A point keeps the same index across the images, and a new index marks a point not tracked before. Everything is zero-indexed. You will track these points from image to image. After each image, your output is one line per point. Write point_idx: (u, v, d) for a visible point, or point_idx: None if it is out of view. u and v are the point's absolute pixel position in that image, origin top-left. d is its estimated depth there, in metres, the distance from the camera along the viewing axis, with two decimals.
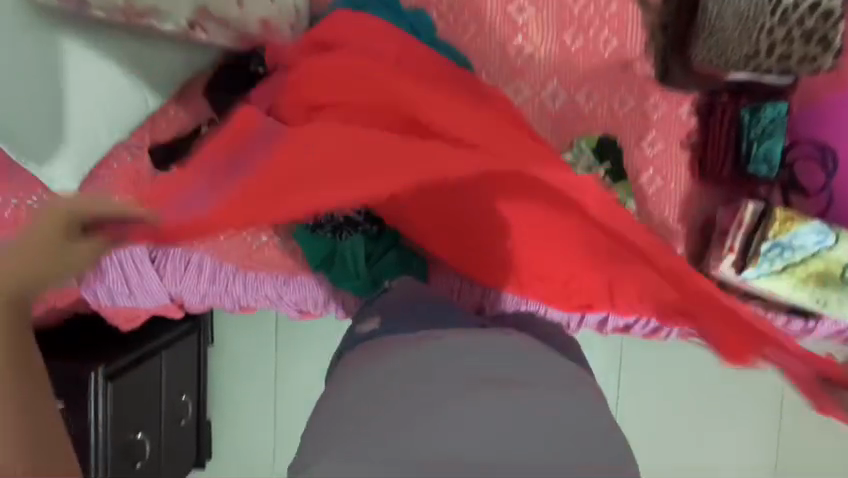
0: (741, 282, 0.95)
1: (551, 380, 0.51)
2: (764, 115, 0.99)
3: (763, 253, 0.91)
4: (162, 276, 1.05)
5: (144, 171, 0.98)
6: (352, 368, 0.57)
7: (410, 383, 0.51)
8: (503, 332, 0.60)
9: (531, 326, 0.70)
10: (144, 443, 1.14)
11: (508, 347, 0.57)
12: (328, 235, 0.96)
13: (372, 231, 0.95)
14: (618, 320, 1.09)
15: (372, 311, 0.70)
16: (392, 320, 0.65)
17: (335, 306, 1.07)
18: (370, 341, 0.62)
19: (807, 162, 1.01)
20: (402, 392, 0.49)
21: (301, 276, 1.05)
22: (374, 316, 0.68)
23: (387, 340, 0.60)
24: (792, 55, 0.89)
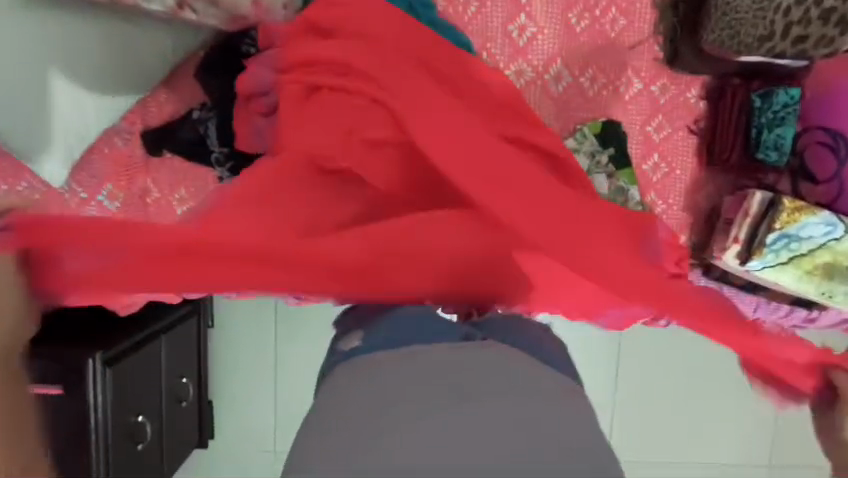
0: (743, 272, 0.94)
1: (532, 398, 0.51)
2: (775, 100, 0.95)
3: (768, 244, 0.89)
4: None
5: (135, 156, 0.98)
6: (333, 396, 0.55)
7: (393, 405, 0.50)
8: (490, 347, 0.59)
9: (529, 326, 0.68)
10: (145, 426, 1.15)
11: (492, 361, 0.56)
12: None
13: None
14: None
15: (357, 325, 0.68)
16: (376, 334, 0.63)
17: None
18: (354, 362, 0.60)
19: (819, 148, 0.95)
20: (386, 419, 0.49)
21: None
22: (357, 331, 0.66)
23: (370, 361, 0.59)
24: (808, 37, 0.81)
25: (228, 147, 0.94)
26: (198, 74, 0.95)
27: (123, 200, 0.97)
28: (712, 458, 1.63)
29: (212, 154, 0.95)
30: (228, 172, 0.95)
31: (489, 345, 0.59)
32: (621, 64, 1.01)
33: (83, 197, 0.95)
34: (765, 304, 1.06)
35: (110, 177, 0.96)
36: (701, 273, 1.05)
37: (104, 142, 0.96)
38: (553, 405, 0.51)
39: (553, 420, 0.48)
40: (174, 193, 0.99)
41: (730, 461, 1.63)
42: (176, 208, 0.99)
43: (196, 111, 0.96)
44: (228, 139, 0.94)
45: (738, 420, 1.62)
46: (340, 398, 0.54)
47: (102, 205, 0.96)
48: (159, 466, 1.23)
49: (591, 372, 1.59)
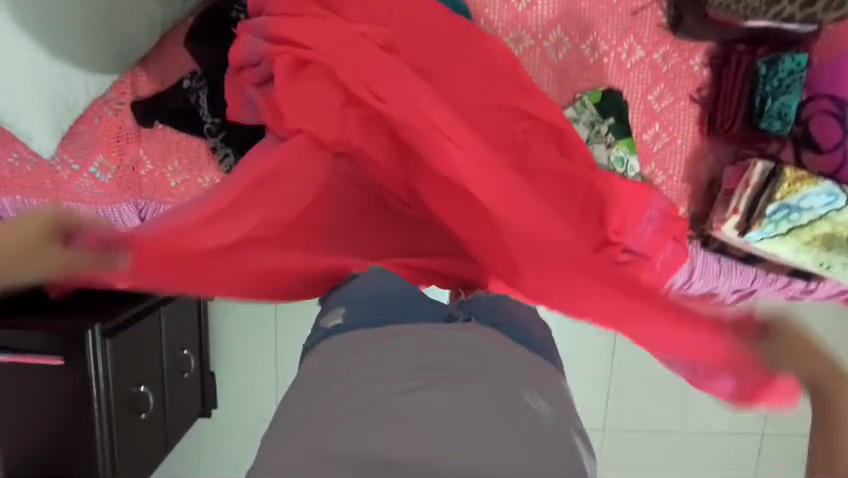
0: (743, 242, 0.93)
1: (506, 382, 0.51)
2: (781, 67, 0.92)
3: (768, 215, 0.88)
4: None
5: (126, 126, 0.95)
6: (311, 375, 0.55)
7: (370, 388, 0.50)
8: (471, 324, 0.60)
9: (515, 303, 0.69)
10: (147, 396, 1.17)
11: (469, 346, 0.55)
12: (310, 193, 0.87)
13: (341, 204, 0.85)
14: None
15: (338, 300, 0.67)
16: (357, 314, 0.62)
17: None
18: (335, 337, 0.59)
19: (823, 117, 0.93)
20: (368, 394, 0.49)
21: None
22: (339, 308, 0.65)
23: (348, 340, 0.58)
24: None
25: (220, 117, 0.92)
26: (186, 41, 0.92)
27: (116, 171, 0.96)
28: (707, 428, 1.67)
29: (204, 125, 0.93)
30: (221, 143, 0.94)
31: (470, 324, 0.60)
32: (624, 29, 0.98)
33: (75, 169, 0.95)
34: (763, 276, 1.07)
35: (102, 149, 0.95)
36: (701, 246, 1.05)
37: (94, 113, 0.94)
38: (525, 391, 0.51)
39: (531, 401, 0.50)
40: (167, 165, 0.98)
41: (724, 430, 1.67)
42: (170, 180, 0.98)
43: (186, 81, 0.93)
44: (220, 109, 0.92)
45: None
46: (322, 375, 0.53)
47: (94, 177, 0.96)
48: (163, 436, 1.25)
49: (589, 345, 1.61)
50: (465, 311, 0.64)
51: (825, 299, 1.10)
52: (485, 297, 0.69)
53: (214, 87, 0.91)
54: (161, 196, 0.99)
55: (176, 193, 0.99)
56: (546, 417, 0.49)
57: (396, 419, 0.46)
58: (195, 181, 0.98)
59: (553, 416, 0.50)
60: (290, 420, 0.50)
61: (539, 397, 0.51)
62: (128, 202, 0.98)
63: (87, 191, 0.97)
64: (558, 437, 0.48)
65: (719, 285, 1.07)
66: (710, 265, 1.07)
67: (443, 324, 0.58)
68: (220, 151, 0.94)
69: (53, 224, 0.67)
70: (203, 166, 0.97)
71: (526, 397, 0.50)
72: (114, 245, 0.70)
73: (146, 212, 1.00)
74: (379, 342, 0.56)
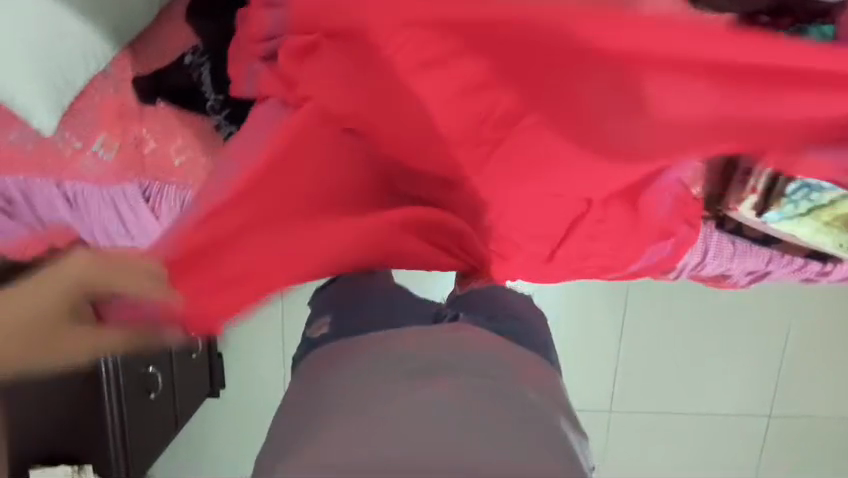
0: (759, 223, 0.92)
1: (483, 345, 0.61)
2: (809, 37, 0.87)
3: (786, 195, 0.85)
4: (158, 217, 0.98)
5: (128, 104, 0.93)
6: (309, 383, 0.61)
7: (367, 400, 0.56)
8: (460, 325, 0.63)
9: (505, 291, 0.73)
10: (156, 376, 1.17)
11: (456, 340, 0.61)
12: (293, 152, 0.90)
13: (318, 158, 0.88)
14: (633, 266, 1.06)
15: (326, 304, 0.71)
16: (348, 317, 0.68)
17: None
18: (331, 347, 0.64)
19: None
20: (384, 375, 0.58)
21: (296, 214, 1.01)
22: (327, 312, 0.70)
23: (341, 348, 0.63)
24: None
25: (224, 94, 0.90)
26: (188, 16, 0.90)
27: (119, 150, 0.95)
28: (715, 409, 1.67)
29: (207, 102, 0.91)
30: (225, 120, 0.91)
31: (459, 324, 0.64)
32: None
33: (78, 147, 0.93)
34: (779, 258, 1.06)
35: (104, 126, 0.93)
36: (715, 226, 1.04)
37: (95, 90, 0.92)
38: (506, 371, 0.59)
39: (511, 386, 0.57)
40: (170, 143, 0.95)
41: (733, 412, 1.67)
42: (174, 158, 0.96)
43: (188, 56, 0.90)
44: (222, 86, 0.89)
45: (742, 370, 1.65)
46: (324, 385, 0.59)
47: (97, 155, 0.94)
48: (173, 415, 1.27)
49: (597, 326, 1.61)
50: (454, 306, 0.69)
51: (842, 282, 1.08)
52: (483, 291, 0.72)
53: (216, 63, 0.89)
54: (165, 176, 0.97)
55: (179, 173, 0.96)
56: (528, 411, 0.55)
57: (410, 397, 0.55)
58: (199, 160, 0.95)
59: (532, 395, 0.57)
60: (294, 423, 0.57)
61: (523, 388, 0.57)
62: (132, 182, 0.96)
63: (90, 171, 0.95)
64: (540, 423, 0.54)
65: (732, 266, 1.07)
66: (723, 246, 1.05)
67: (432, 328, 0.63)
68: (225, 129, 0.91)
69: (81, 293, 0.69)
70: (206, 144, 0.94)
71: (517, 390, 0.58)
72: (153, 318, 0.70)
73: (150, 193, 0.97)
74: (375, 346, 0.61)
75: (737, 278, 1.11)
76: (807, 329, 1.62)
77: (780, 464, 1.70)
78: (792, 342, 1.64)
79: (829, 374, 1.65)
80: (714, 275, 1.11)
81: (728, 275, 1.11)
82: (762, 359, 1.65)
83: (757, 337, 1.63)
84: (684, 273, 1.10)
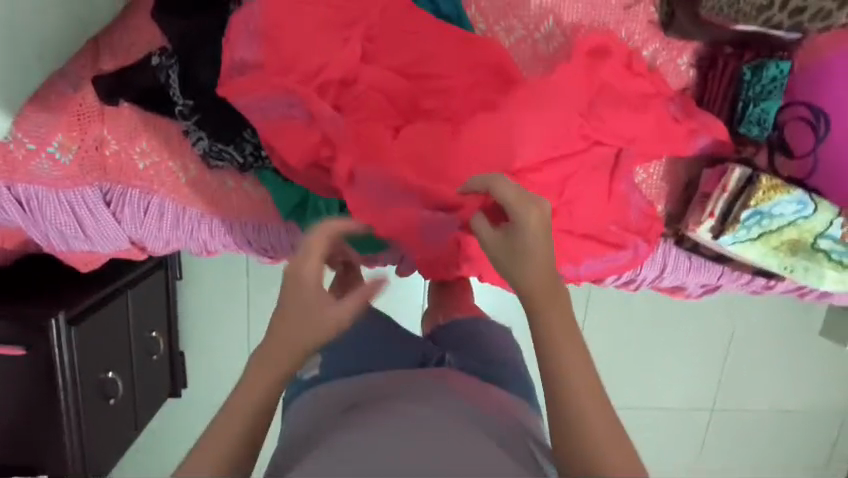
0: (715, 245, 0.95)
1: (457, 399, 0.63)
2: (765, 73, 0.92)
3: (741, 220, 0.90)
4: (119, 220, 0.96)
5: (87, 103, 0.88)
6: (311, 404, 0.66)
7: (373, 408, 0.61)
8: (442, 371, 0.70)
9: (483, 324, 0.88)
10: (116, 382, 1.14)
11: (431, 386, 0.65)
12: (225, 146, 0.90)
13: (244, 148, 0.90)
14: (593, 267, 1.09)
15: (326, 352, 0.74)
16: (352, 364, 0.72)
17: (232, 245, 1.02)
18: (322, 389, 0.68)
19: (798, 124, 0.95)
20: (334, 409, 0.63)
21: (240, 220, 0.99)
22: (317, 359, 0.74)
23: (342, 392, 0.66)
24: (807, 8, 0.81)
25: (193, 99, 0.88)
26: (155, 15, 0.88)
27: (78, 152, 0.89)
28: (662, 404, 1.78)
29: (176, 107, 0.89)
30: (194, 126, 0.90)
31: (446, 369, 0.71)
32: (614, 23, 0.96)
33: (31, 148, 0.87)
34: (730, 274, 1.12)
35: (62, 127, 0.88)
36: (673, 244, 1.08)
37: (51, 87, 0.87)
38: (462, 410, 0.61)
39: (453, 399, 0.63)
40: (134, 146, 0.91)
41: (674, 405, 1.78)
42: (138, 162, 0.93)
43: (155, 57, 0.88)
44: (193, 92, 0.88)
45: (689, 370, 1.76)
46: (312, 412, 0.64)
47: (53, 158, 0.88)
48: (133, 417, 1.24)
49: None
50: (456, 362, 0.75)
51: (782, 292, 1.17)
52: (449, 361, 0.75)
53: (190, 65, 0.87)
54: (129, 181, 0.93)
55: (145, 176, 0.93)
56: (467, 400, 0.64)
57: (378, 402, 0.62)
58: (165, 164, 0.93)
59: (473, 418, 0.60)
60: (317, 408, 0.65)
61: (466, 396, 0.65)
62: (92, 186, 0.92)
63: (46, 174, 0.89)
64: (478, 418, 0.60)
65: (687, 278, 1.12)
66: (680, 261, 1.10)
67: (424, 372, 0.69)
68: (193, 135, 0.90)
69: None
70: (173, 148, 0.92)
71: (503, 415, 0.64)
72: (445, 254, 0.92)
73: (112, 197, 0.94)
74: (360, 353, 0.74)
75: (691, 289, 1.17)
76: (751, 331, 1.74)
77: (716, 454, 1.84)
78: (738, 344, 1.75)
79: (767, 373, 1.78)
80: (670, 287, 1.16)
81: (682, 286, 1.16)
82: (710, 362, 1.76)
83: (707, 340, 1.74)
84: (643, 284, 1.15)
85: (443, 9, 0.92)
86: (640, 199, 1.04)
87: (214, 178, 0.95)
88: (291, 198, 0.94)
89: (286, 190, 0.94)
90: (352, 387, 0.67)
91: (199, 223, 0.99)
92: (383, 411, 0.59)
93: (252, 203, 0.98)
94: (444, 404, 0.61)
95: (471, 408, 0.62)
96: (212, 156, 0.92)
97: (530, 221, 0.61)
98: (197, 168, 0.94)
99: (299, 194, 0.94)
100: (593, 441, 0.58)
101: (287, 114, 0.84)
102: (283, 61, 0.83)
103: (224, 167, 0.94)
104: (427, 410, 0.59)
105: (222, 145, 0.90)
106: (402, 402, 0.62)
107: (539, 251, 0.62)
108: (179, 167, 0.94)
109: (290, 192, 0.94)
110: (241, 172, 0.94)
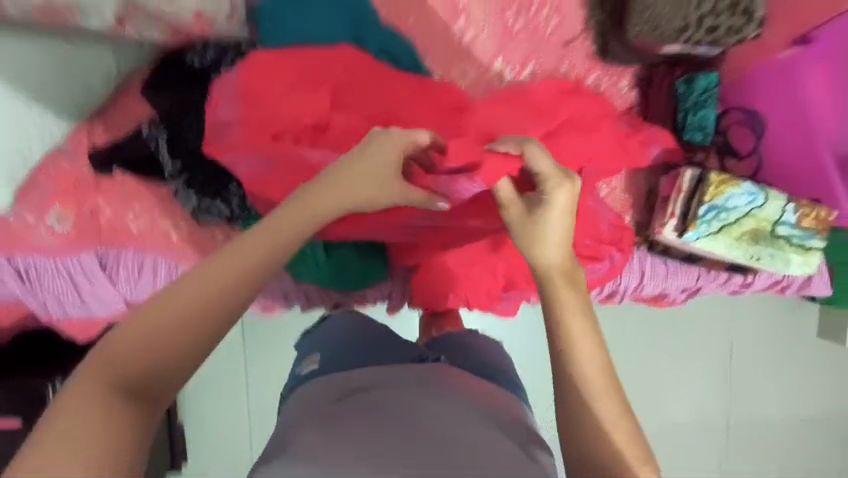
0: (682, 243, 1.00)
1: (451, 390, 0.64)
2: (696, 85, 1.03)
3: (700, 216, 0.96)
4: (115, 282, 1.00)
5: (84, 175, 0.96)
6: (305, 395, 0.67)
7: (367, 397, 0.61)
8: (437, 366, 0.71)
9: (472, 337, 0.90)
10: None
11: (427, 380, 0.65)
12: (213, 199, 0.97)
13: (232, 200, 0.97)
14: None
15: (325, 351, 0.78)
16: (347, 357, 0.75)
17: None
18: (317, 379, 0.70)
19: (738, 127, 1.06)
20: (324, 399, 0.64)
21: None
22: (314, 357, 0.78)
23: (336, 381, 0.68)
24: (719, 26, 0.95)
25: (181, 161, 0.96)
26: (143, 91, 0.96)
27: (76, 221, 0.96)
28: (676, 426, 1.74)
29: (165, 170, 0.96)
30: (183, 186, 0.97)
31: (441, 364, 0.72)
32: (558, 57, 1.07)
33: (32, 221, 0.94)
34: (706, 274, 1.16)
35: (61, 200, 0.95)
36: (647, 250, 1.13)
37: (50, 164, 0.94)
38: (457, 399, 0.61)
39: (447, 389, 0.64)
40: (128, 210, 0.98)
41: (689, 427, 1.75)
42: (132, 225, 0.98)
43: (145, 128, 0.96)
44: (180, 154, 0.96)
45: (696, 387, 1.74)
46: (306, 399, 0.66)
47: (52, 229, 0.95)
48: None
49: None
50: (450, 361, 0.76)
51: (761, 288, 1.21)
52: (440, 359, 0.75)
53: (177, 131, 0.96)
54: (123, 244, 0.99)
55: (138, 238, 0.99)
56: (458, 390, 0.64)
57: (371, 391, 0.63)
58: (157, 224, 0.99)
59: (468, 406, 0.60)
60: (309, 399, 0.66)
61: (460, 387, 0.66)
62: (88, 252, 0.97)
63: (45, 244, 0.95)
64: (471, 405, 0.61)
65: (667, 283, 1.16)
66: (656, 267, 1.15)
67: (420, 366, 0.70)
68: (183, 194, 0.97)
69: None
70: (165, 209, 0.99)
71: (495, 403, 0.64)
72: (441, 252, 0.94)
73: (107, 261, 0.99)
74: (355, 352, 0.76)
75: (674, 296, 1.20)
76: (749, 338, 1.74)
77: (742, 475, 1.78)
78: (739, 354, 1.75)
79: (775, 381, 1.77)
80: (652, 295, 1.19)
81: (665, 294, 1.20)
82: (715, 375, 1.75)
83: (708, 353, 1.74)
84: (627, 295, 1.18)
85: (402, 60, 1.01)
86: (609, 211, 1.10)
87: (204, 234, 1.01)
88: None
89: None
90: (342, 380, 0.68)
91: None
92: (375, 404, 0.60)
93: None
94: (439, 394, 0.61)
95: (464, 396, 0.62)
96: (202, 212, 0.98)
97: (560, 198, 0.67)
98: (188, 225, 1.00)
99: None
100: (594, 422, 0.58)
101: (267, 164, 0.91)
102: (260, 118, 0.91)
103: (213, 221, 1.00)
104: (417, 401, 0.59)
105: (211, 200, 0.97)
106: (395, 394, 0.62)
107: (560, 224, 0.67)
108: (171, 226, 1.00)
109: None
110: (230, 224, 1.01)
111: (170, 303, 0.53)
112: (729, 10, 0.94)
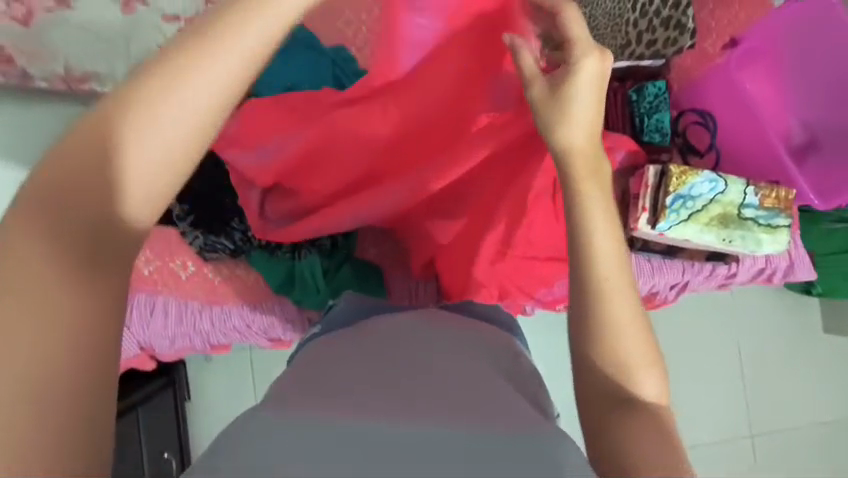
0: (657, 234, 1.06)
1: (445, 332, 0.70)
2: (647, 91, 1.12)
3: (669, 206, 1.02)
4: (129, 326, 1.07)
5: None
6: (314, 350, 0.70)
7: (384, 346, 0.67)
8: (432, 312, 0.79)
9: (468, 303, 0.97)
10: None
11: (424, 326, 0.72)
12: (218, 236, 1.04)
13: (235, 235, 1.04)
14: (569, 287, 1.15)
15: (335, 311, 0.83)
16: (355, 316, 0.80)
17: (232, 333, 1.12)
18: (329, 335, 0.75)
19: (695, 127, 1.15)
20: (333, 348, 0.69)
21: (237, 307, 1.10)
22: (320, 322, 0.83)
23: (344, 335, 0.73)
24: (657, 40, 1.07)
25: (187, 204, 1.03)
26: None
27: None
28: (701, 440, 1.69)
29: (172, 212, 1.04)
30: (189, 227, 1.04)
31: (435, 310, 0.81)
32: None
33: None
34: (691, 268, 1.21)
35: None
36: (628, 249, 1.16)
37: None
38: (450, 340, 0.68)
39: (441, 331, 0.70)
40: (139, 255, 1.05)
41: (716, 439, 1.70)
42: (143, 268, 1.06)
43: None
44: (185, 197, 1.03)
45: (713, 395, 1.71)
46: (321, 350, 0.69)
47: None
48: None
49: None
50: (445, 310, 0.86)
51: (748, 278, 1.25)
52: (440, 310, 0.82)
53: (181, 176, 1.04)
54: (135, 287, 1.06)
55: (149, 280, 1.06)
56: (452, 330, 0.71)
57: (386, 339, 0.68)
58: (167, 266, 1.06)
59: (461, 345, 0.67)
60: (319, 350, 0.69)
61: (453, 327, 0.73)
62: None
63: None
64: (462, 342, 0.68)
65: (654, 280, 1.20)
66: (642, 265, 1.20)
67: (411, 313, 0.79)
68: (189, 234, 1.04)
69: None
70: (174, 250, 1.06)
71: (486, 337, 0.72)
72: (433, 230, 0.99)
73: None
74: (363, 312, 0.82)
75: (664, 293, 1.24)
76: (756, 340, 1.75)
77: None
78: (749, 356, 1.74)
79: (789, 381, 1.75)
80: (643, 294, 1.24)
81: (655, 292, 1.24)
82: (730, 381, 1.72)
83: (719, 359, 1.72)
84: None
85: None
86: None
87: (211, 271, 1.08)
88: (280, 272, 1.06)
89: (275, 267, 1.06)
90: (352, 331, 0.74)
91: (200, 317, 1.09)
92: (387, 346, 0.66)
93: (247, 287, 1.09)
94: (437, 337, 0.68)
95: (457, 334, 0.70)
96: (207, 249, 1.05)
97: (590, 68, 0.66)
98: (195, 264, 1.07)
99: (286, 267, 1.06)
100: (622, 349, 0.63)
101: None
102: None
103: (218, 258, 1.07)
104: (416, 342, 0.67)
105: (216, 236, 1.04)
106: (399, 338, 0.69)
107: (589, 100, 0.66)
108: (180, 266, 1.07)
109: (278, 267, 1.06)
110: (235, 258, 1.08)
111: (93, 135, 0.45)
112: (663, 26, 1.06)
